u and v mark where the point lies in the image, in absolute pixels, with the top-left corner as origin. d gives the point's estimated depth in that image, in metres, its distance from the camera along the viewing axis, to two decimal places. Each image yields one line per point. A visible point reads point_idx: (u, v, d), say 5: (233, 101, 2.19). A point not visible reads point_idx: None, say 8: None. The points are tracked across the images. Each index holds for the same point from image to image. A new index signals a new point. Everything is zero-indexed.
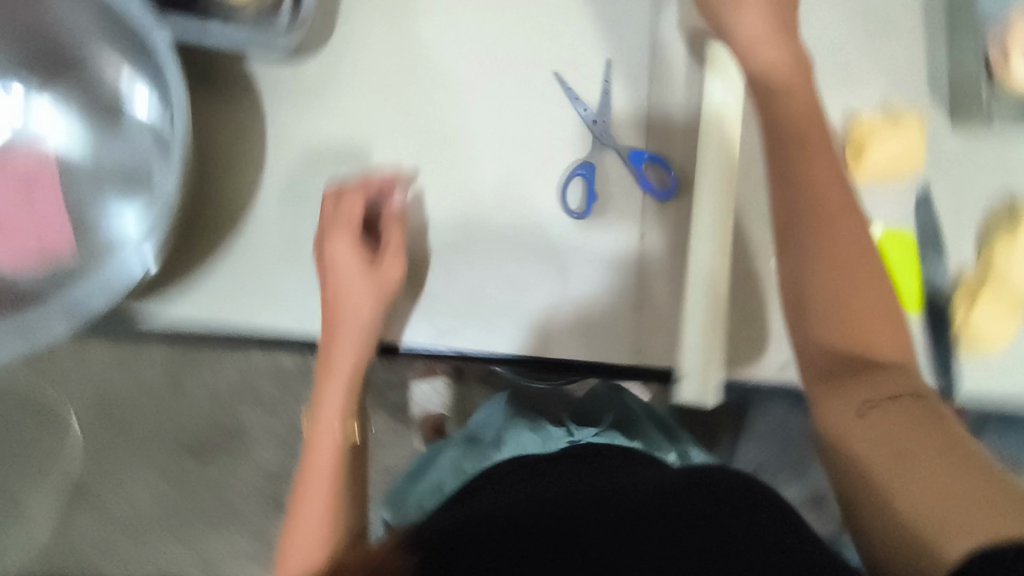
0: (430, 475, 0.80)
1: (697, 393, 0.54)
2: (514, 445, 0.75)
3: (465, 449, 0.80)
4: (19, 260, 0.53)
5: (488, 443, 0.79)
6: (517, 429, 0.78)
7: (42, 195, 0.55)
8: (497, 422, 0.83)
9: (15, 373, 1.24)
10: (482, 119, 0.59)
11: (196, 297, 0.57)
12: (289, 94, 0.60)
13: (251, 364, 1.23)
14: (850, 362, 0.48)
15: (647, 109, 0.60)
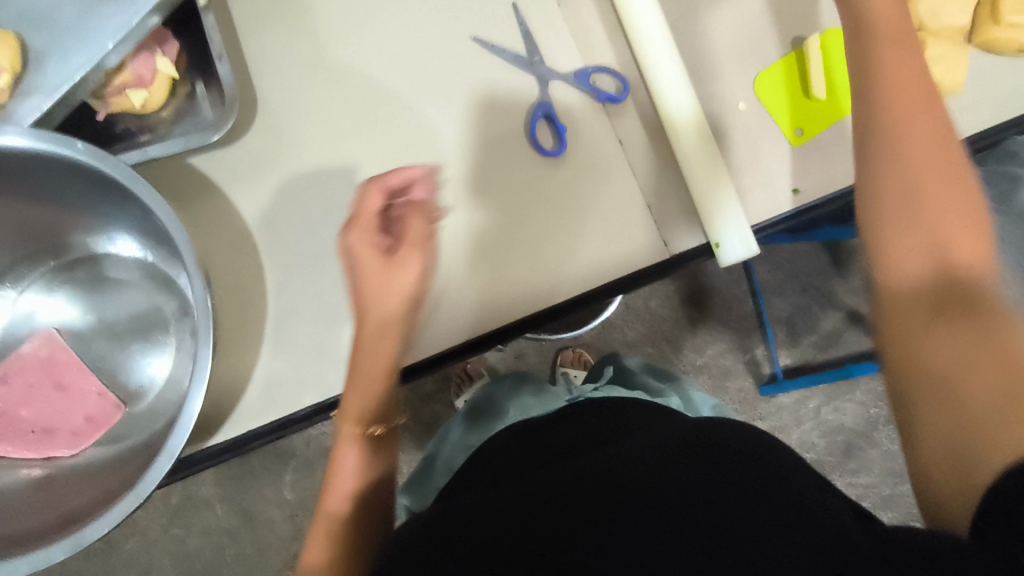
0: (435, 450, 0.72)
1: (741, 245, 0.57)
2: (518, 411, 0.68)
3: (471, 425, 0.71)
4: (81, 444, 0.52)
5: (495, 415, 0.71)
6: (520, 401, 0.70)
7: (73, 378, 0.54)
8: (501, 391, 0.74)
9: (123, 561, 1.36)
10: (419, 117, 0.60)
11: (257, 405, 0.56)
12: (221, 192, 0.59)
13: (300, 458, 1.36)
14: (953, 286, 0.40)
15: (556, 53, 0.62)
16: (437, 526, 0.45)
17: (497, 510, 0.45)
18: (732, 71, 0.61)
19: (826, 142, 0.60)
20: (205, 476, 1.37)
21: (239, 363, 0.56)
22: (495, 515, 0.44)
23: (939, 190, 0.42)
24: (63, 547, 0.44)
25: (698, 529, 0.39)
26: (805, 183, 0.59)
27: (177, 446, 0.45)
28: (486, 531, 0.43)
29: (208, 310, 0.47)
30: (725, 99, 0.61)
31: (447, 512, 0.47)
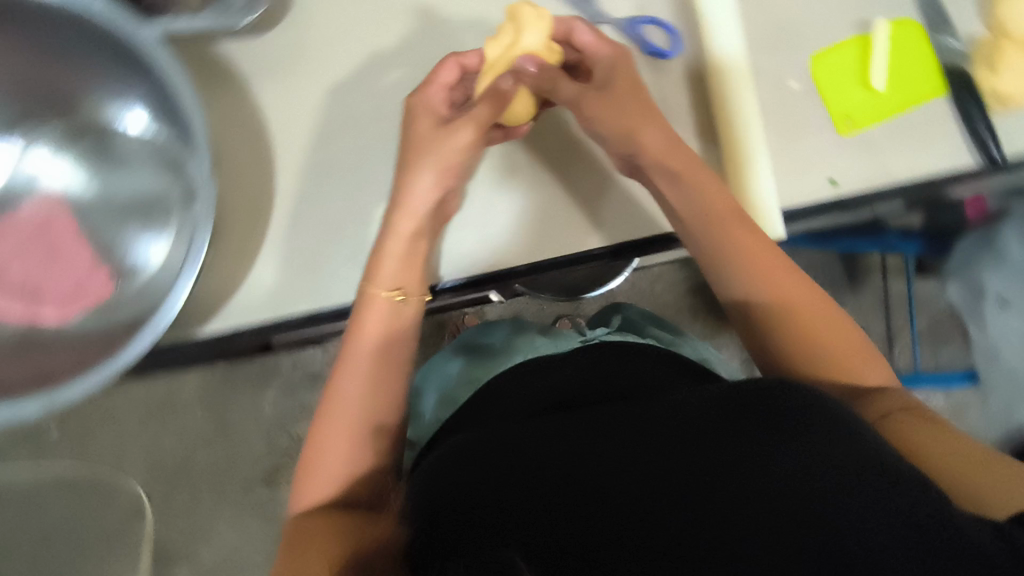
0: (431, 386, 0.69)
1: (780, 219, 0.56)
2: (528, 349, 0.66)
3: (470, 359, 0.69)
4: (68, 313, 0.51)
5: (494, 351, 0.69)
6: (528, 340, 0.68)
7: (68, 246, 0.53)
8: (501, 331, 0.73)
9: (98, 447, 1.38)
10: (459, 36, 0.58)
11: (246, 304, 0.55)
12: (242, 82, 0.57)
13: (283, 377, 1.37)
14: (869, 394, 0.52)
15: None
16: (448, 468, 0.47)
17: (505, 455, 0.46)
18: (790, 45, 0.58)
19: (874, 136, 0.57)
20: (189, 380, 1.38)
21: (238, 259, 0.55)
22: (504, 460, 0.46)
23: (796, 292, 0.54)
24: (37, 403, 0.45)
25: (708, 484, 0.41)
26: (844, 173, 0.57)
27: (162, 327, 0.45)
28: (495, 477, 0.44)
29: (212, 201, 0.45)
30: (776, 71, 0.58)
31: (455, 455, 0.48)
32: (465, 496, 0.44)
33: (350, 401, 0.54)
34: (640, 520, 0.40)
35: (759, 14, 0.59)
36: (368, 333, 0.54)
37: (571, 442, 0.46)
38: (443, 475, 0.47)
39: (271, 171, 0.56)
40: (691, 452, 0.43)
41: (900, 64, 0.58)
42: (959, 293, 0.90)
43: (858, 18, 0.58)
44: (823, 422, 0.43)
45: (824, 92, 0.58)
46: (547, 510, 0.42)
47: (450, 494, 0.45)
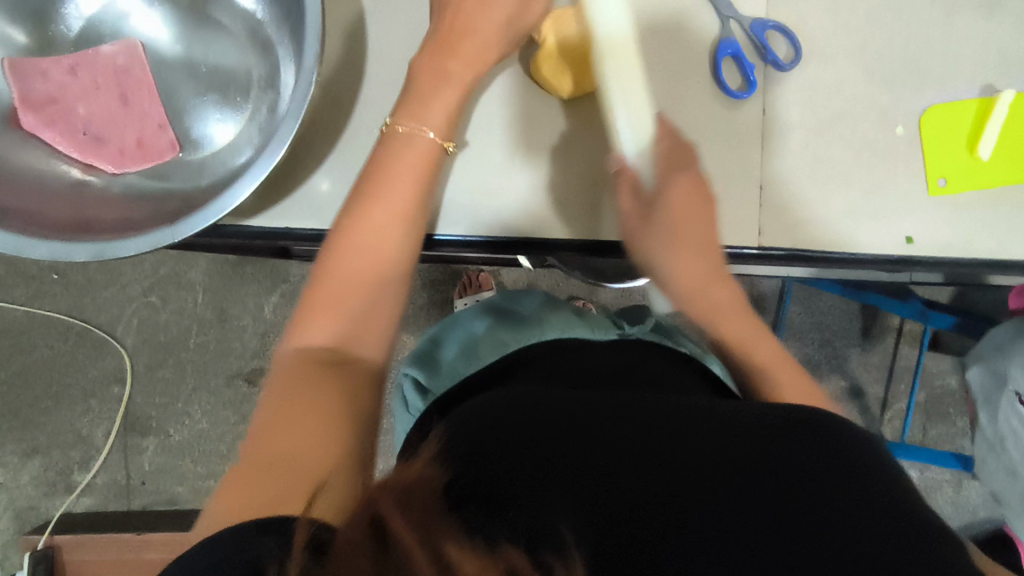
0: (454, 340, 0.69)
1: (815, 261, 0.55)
2: (562, 325, 0.65)
3: (498, 322, 0.69)
4: (127, 166, 0.50)
5: (524, 317, 0.68)
6: (562, 316, 0.67)
7: (141, 99, 0.51)
8: (535, 301, 0.72)
9: (94, 305, 1.38)
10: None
11: (299, 207, 0.54)
12: None
13: (289, 284, 1.36)
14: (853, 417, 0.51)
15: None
16: (497, 411, 0.47)
17: (560, 414, 0.46)
18: (910, 90, 0.56)
19: (964, 203, 0.56)
20: (198, 262, 1.37)
21: (303, 160, 0.54)
22: (559, 419, 0.46)
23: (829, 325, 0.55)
24: (86, 250, 0.43)
25: (759, 492, 0.41)
26: (922, 232, 0.56)
27: (227, 207, 0.43)
28: (550, 434, 0.45)
29: (309, 88, 0.44)
30: (885, 113, 0.56)
31: (486, 413, 0.47)
32: (520, 443, 0.44)
33: (352, 271, 0.48)
34: (688, 509, 0.41)
35: (886, 50, 0.57)
36: (379, 202, 0.49)
37: (629, 418, 0.46)
38: (490, 417, 0.46)
39: (358, 79, 0.54)
40: (747, 453, 0.43)
41: (1011, 138, 0.56)
42: (980, 379, 0.90)
43: (985, 81, 0.56)
44: (868, 460, 0.43)
45: (928, 146, 0.56)
46: (596, 480, 0.42)
47: (500, 438, 0.45)
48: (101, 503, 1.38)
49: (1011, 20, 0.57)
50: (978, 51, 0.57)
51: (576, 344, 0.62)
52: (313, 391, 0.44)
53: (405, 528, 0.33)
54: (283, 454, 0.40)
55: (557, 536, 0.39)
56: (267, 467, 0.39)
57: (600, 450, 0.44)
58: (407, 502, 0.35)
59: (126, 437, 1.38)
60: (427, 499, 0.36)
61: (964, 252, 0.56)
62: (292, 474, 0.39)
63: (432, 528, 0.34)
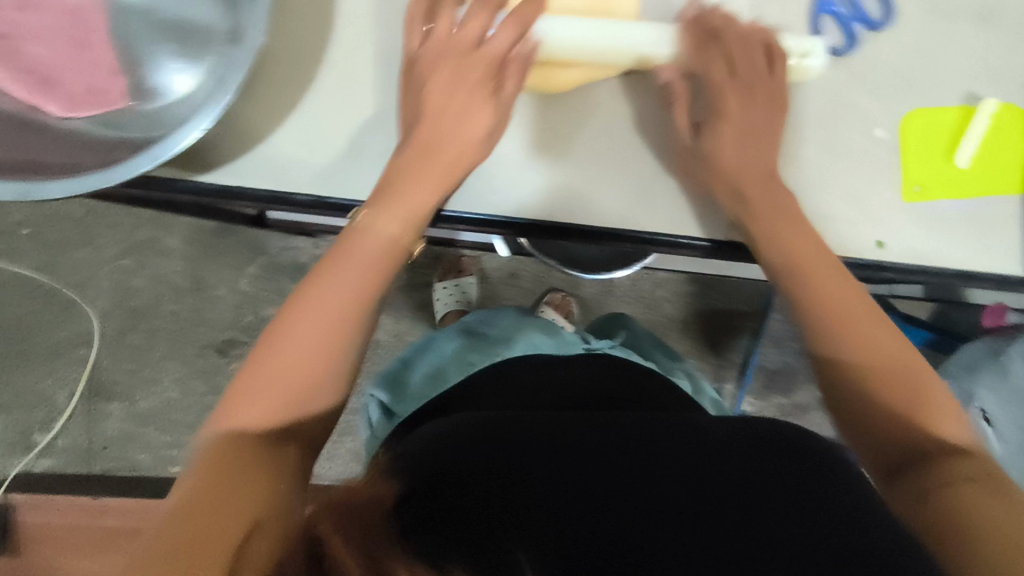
0: (424, 362, 0.71)
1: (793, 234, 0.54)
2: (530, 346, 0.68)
3: (470, 345, 0.71)
4: (73, 112, 0.48)
5: (493, 340, 0.71)
6: (528, 333, 0.70)
7: (96, 43, 0.49)
8: (505, 321, 0.75)
9: (66, 265, 1.35)
10: None
11: (257, 165, 0.52)
12: None
13: (268, 256, 1.34)
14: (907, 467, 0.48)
15: None
16: (451, 447, 0.49)
17: (510, 442, 0.49)
18: (893, 95, 0.55)
19: (940, 212, 0.55)
20: (177, 229, 1.34)
21: (264, 118, 0.52)
22: (512, 452, 0.48)
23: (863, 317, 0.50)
24: (12, 189, 0.42)
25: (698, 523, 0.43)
26: (892, 238, 0.55)
27: (164, 155, 0.42)
28: (498, 462, 0.47)
29: (259, 39, 0.42)
30: (866, 113, 0.55)
31: (438, 445, 0.49)
32: (473, 470, 0.46)
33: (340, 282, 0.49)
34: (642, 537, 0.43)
35: (878, 13, 0.55)
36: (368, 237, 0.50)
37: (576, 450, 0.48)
38: (440, 452, 0.48)
39: (328, 40, 0.52)
40: (701, 486, 0.45)
41: (987, 150, 0.55)
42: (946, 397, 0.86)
43: (972, 90, 0.55)
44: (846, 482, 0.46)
45: (907, 154, 0.55)
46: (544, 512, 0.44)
47: (453, 465, 0.47)
48: (62, 465, 1.35)
49: (1005, 32, 0.55)
50: (966, 58, 0.55)
51: (547, 364, 0.64)
52: (240, 477, 0.43)
53: (348, 552, 0.35)
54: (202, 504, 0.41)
55: (509, 562, 0.40)
56: (177, 549, 0.38)
57: (546, 484, 0.45)
58: (349, 521, 0.38)
59: (90, 401, 1.35)
60: (369, 517, 0.39)
61: (932, 259, 0.55)
62: (227, 542, 0.39)
63: (374, 546, 0.36)
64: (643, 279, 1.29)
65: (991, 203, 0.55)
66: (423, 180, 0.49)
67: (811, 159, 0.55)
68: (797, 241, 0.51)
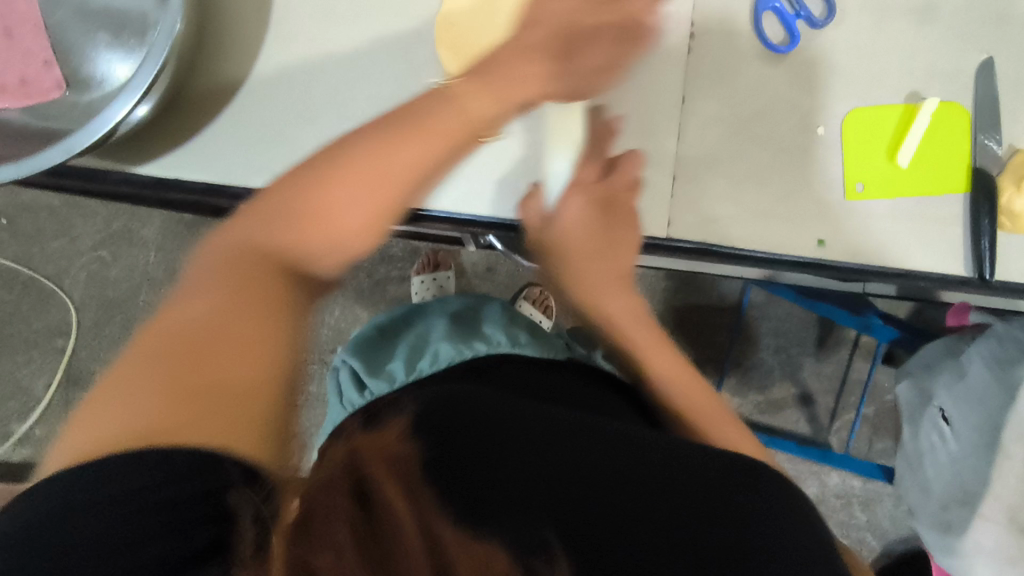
0: (405, 344, 0.68)
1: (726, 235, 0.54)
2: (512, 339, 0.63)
3: (453, 330, 0.67)
4: (3, 104, 0.48)
5: (477, 330, 0.67)
6: (518, 333, 0.65)
7: (25, 33, 0.48)
8: (496, 314, 0.70)
9: (42, 255, 1.35)
10: None
11: (191, 157, 0.52)
12: None
13: None
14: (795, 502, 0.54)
15: None
16: (475, 415, 0.47)
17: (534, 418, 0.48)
18: (834, 93, 0.55)
19: (880, 210, 0.55)
20: (153, 220, 1.34)
21: (201, 109, 0.52)
22: (535, 425, 0.47)
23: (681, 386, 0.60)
24: None
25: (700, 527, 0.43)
26: (832, 235, 0.55)
27: (81, 146, 0.41)
28: (519, 436, 0.46)
29: (174, 28, 0.42)
30: (806, 110, 0.55)
31: (462, 403, 0.48)
32: (496, 442, 0.45)
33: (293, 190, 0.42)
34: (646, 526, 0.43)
35: (821, 11, 0.55)
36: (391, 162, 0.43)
37: (595, 435, 0.47)
38: (465, 415, 0.47)
39: (265, 32, 0.52)
40: (702, 472, 0.46)
41: (926, 149, 0.55)
42: (910, 395, 0.88)
43: (913, 88, 0.55)
44: (790, 496, 0.46)
45: (845, 152, 0.55)
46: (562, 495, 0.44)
47: (477, 434, 0.46)
48: (39, 454, 1.35)
49: (946, 27, 0.55)
50: (908, 56, 0.55)
51: (527, 363, 0.60)
52: (239, 339, 0.37)
53: (398, 495, 0.32)
54: (217, 366, 0.36)
55: (542, 540, 0.39)
56: (197, 394, 0.35)
57: (567, 470, 0.45)
58: (403, 477, 0.33)
59: (68, 391, 1.35)
60: (416, 472, 0.34)
61: (873, 257, 0.55)
62: (240, 393, 0.36)
63: (423, 506, 0.32)
64: None
65: (933, 202, 0.55)
66: (504, 88, 0.46)
67: (750, 157, 0.55)
68: (588, 276, 0.61)
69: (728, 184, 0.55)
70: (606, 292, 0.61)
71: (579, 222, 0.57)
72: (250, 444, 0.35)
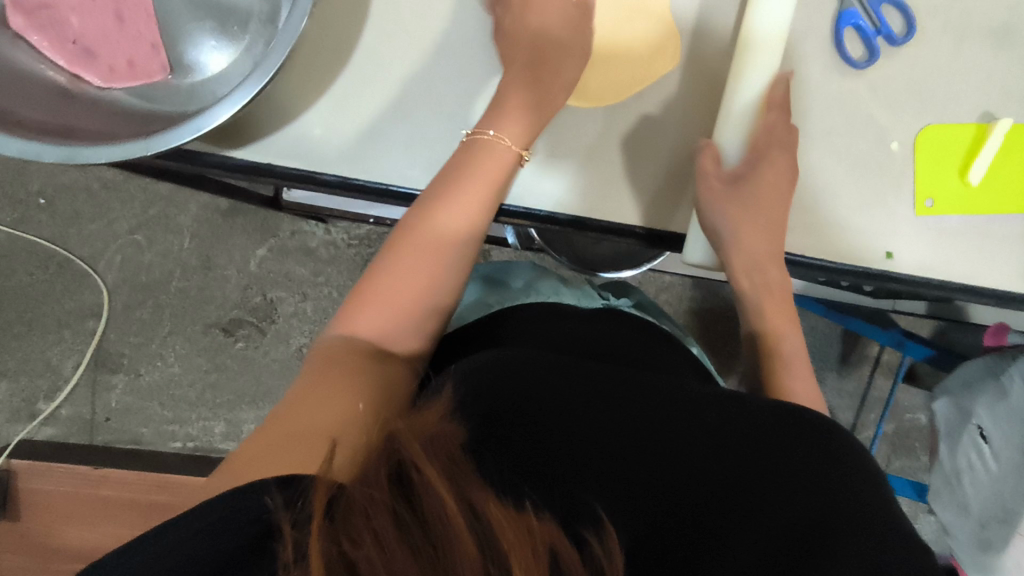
0: None
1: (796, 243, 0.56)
2: (546, 293, 0.66)
3: (484, 285, 0.69)
4: (111, 83, 0.49)
5: (509, 284, 0.69)
6: (547, 284, 0.68)
7: (136, 16, 0.50)
8: (515, 267, 0.73)
9: (77, 236, 1.35)
10: None
11: (288, 144, 0.54)
12: None
13: (277, 239, 1.34)
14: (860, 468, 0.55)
15: None
16: (516, 372, 0.47)
17: (570, 378, 0.48)
18: (909, 111, 0.56)
19: (949, 225, 0.56)
20: (189, 207, 1.35)
21: (297, 99, 0.54)
22: (588, 382, 0.48)
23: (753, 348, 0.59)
24: (57, 153, 0.43)
25: (737, 489, 0.44)
26: (903, 249, 0.56)
27: (204, 127, 0.43)
28: (556, 397, 0.47)
29: (303, 25, 0.43)
30: (881, 126, 0.56)
31: (506, 359, 0.48)
32: (538, 400, 0.46)
33: (402, 278, 0.51)
34: (707, 491, 0.45)
35: (900, 29, 0.56)
36: (436, 224, 0.52)
37: (635, 398, 0.47)
38: (504, 372, 0.47)
39: (360, 29, 0.54)
40: (740, 436, 0.46)
41: (997, 169, 0.56)
42: (946, 411, 0.89)
43: (987, 108, 0.56)
44: (871, 476, 0.45)
45: (918, 168, 0.56)
46: (615, 457, 0.45)
47: (518, 391, 0.46)
48: (65, 434, 1.37)
49: (1019, 51, 0.56)
50: (982, 77, 0.56)
51: (566, 316, 0.64)
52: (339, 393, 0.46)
53: (445, 487, 0.37)
54: (295, 429, 0.44)
55: (585, 510, 0.44)
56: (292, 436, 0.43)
57: (604, 431, 0.46)
58: (433, 449, 0.39)
59: (96, 372, 1.36)
60: (451, 448, 0.40)
61: (941, 271, 0.56)
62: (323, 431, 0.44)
63: (459, 477, 0.39)
64: (650, 281, 1.30)
65: (1002, 220, 0.56)
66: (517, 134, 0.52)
67: (823, 169, 0.56)
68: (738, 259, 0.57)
69: (798, 194, 0.56)
70: (766, 270, 0.57)
71: (754, 229, 0.55)
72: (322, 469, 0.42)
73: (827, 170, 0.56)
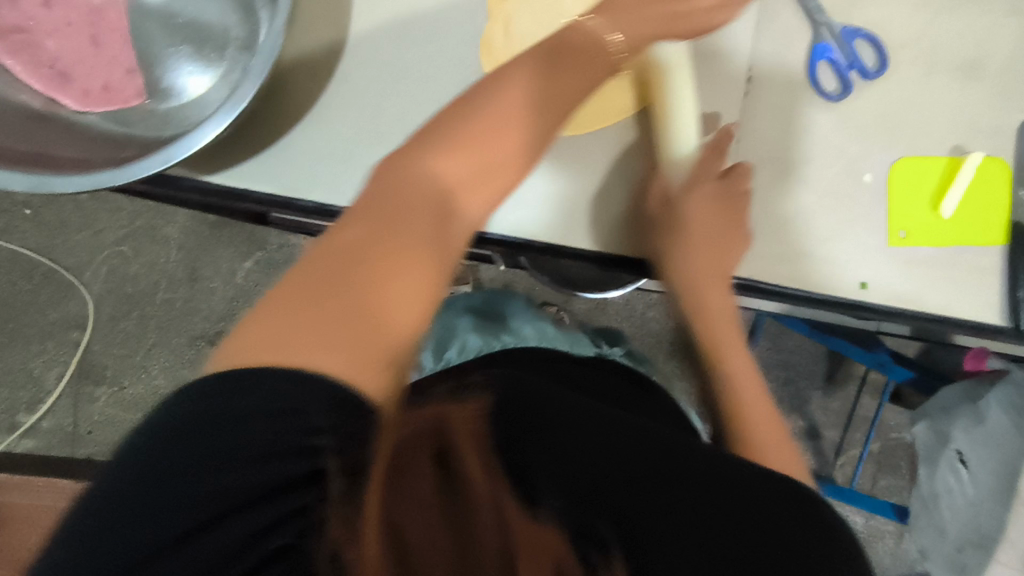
0: (430, 332, 0.70)
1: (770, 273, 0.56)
2: (539, 336, 0.67)
3: (479, 322, 0.70)
4: (86, 108, 0.49)
5: (504, 324, 0.69)
6: (541, 327, 0.69)
7: (112, 41, 0.51)
8: (511, 305, 0.74)
9: (63, 247, 1.35)
10: None
11: (264, 169, 0.54)
12: None
13: (264, 252, 1.32)
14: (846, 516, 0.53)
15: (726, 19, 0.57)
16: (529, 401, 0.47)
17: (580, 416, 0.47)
18: (882, 143, 0.57)
19: (922, 257, 0.56)
20: (176, 219, 1.35)
21: (274, 125, 0.55)
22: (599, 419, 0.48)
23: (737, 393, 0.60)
24: (24, 182, 0.42)
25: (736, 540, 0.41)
26: (876, 280, 0.56)
27: (175, 157, 0.43)
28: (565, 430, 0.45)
29: (274, 52, 0.43)
30: (854, 158, 0.57)
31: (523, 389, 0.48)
32: (549, 427, 0.45)
33: (493, 129, 0.46)
34: (711, 542, 0.41)
35: (873, 62, 0.57)
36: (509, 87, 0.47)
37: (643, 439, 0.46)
38: (518, 397, 0.46)
39: (339, 56, 0.55)
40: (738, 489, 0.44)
41: (967, 201, 0.57)
42: (926, 436, 0.89)
43: (958, 142, 0.57)
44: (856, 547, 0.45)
45: (891, 200, 0.56)
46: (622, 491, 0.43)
47: (531, 416, 0.45)
48: (44, 447, 1.35)
49: (990, 85, 0.57)
50: (955, 111, 0.57)
51: (557, 358, 0.64)
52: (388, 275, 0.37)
53: (478, 472, 0.30)
54: (305, 312, 0.35)
55: (588, 531, 0.38)
56: (301, 311, 0.35)
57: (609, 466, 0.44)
58: (480, 439, 0.33)
59: (78, 384, 1.35)
60: (493, 442, 0.36)
61: (915, 302, 0.56)
62: (352, 330, 0.35)
63: (496, 475, 0.33)
64: None
65: (975, 252, 0.56)
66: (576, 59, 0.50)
67: (798, 199, 0.57)
68: (713, 289, 0.58)
69: (772, 223, 0.57)
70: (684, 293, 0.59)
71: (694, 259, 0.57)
72: (370, 387, 0.34)
73: (801, 200, 0.57)
